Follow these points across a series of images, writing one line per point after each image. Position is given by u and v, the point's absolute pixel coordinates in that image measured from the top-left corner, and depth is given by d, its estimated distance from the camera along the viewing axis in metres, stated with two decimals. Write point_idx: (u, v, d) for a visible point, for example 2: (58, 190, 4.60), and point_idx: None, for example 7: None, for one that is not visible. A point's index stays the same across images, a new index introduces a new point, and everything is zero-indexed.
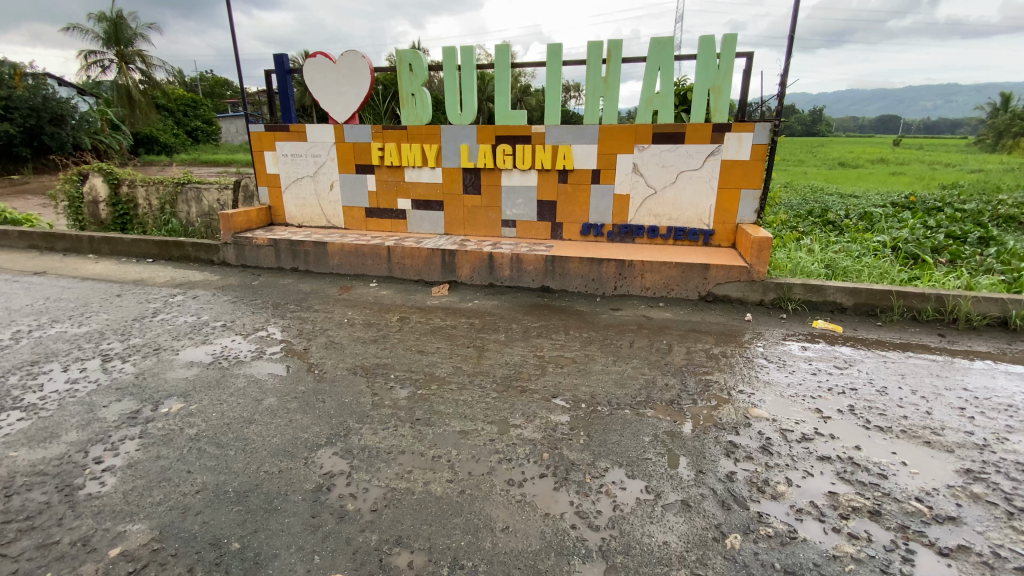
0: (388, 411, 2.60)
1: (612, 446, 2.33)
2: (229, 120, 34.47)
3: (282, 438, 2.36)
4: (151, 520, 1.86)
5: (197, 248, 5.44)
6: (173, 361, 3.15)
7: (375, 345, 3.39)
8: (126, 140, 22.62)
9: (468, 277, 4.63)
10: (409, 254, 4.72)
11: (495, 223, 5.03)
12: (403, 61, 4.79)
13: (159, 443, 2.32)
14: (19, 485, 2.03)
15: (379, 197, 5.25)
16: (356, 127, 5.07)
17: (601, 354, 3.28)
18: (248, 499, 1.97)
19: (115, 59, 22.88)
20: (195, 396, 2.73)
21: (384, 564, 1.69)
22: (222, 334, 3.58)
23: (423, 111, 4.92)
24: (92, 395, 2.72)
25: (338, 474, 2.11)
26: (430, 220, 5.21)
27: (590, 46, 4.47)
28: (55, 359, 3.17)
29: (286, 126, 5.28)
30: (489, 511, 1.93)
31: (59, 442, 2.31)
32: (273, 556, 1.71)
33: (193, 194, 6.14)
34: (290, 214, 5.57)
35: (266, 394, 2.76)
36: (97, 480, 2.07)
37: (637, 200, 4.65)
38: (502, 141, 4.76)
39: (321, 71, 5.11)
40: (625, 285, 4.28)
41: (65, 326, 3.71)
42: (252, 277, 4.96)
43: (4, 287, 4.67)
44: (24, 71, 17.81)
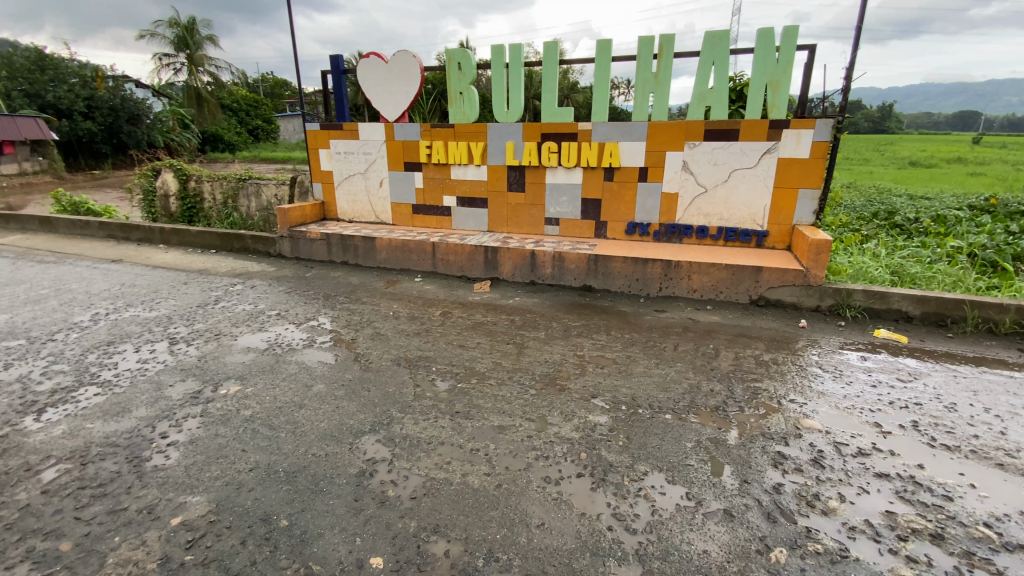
0: (429, 402, 2.65)
1: (652, 450, 2.28)
2: (287, 121, 36.17)
3: (330, 423, 2.46)
4: (208, 493, 1.99)
5: (256, 241, 5.74)
6: (232, 346, 3.34)
7: (419, 338, 3.47)
8: (194, 138, 24.22)
9: (510, 274, 4.66)
10: (453, 251, 4.79)
11: (538, 222, 5.02)
12: (452, 60, 4.87)
13: (217, 422, 2.47)
14: (94, 455, 2.21)
15: (425, 194, 5.36)
16: (405, 125, 5.19)
17: (644, 357, 3.21)
18: (296, 480, 2.06)
19: (186, 63, 24.69)
20: (252, 379, 2.89)
21: (421, 551, 1.73)
22: (276, 323, 3.77)
23: (470, 109, 4.98)
24: (160, 375, 2.93)
25: (380, 461, 2.18)
26: (474, 218, 5.26)
27: (641, 41, 4.38)
28: (128, 340, 3.43)
29: (339, 124, 5.47)
30: (526, 507, 1.94)
31: (129, 417, 2.50)
32: (318, 535, 1.79)
33: (254, 189, 6.47)
34: (342, 210, 5.78)
35: (316, 379, 2.90)
36: (163, 453, 2.22)
37: (686, 198, 4.52)
38: (547, 138, 4.74)
39: (373, 70, 5.26)
40: (670, 286, 4.18)
41: (138, 310, 4.01)
42: (305, 270, 5.18)
43: (86, 272, 5.09)
44: (105, 74, 19.76)
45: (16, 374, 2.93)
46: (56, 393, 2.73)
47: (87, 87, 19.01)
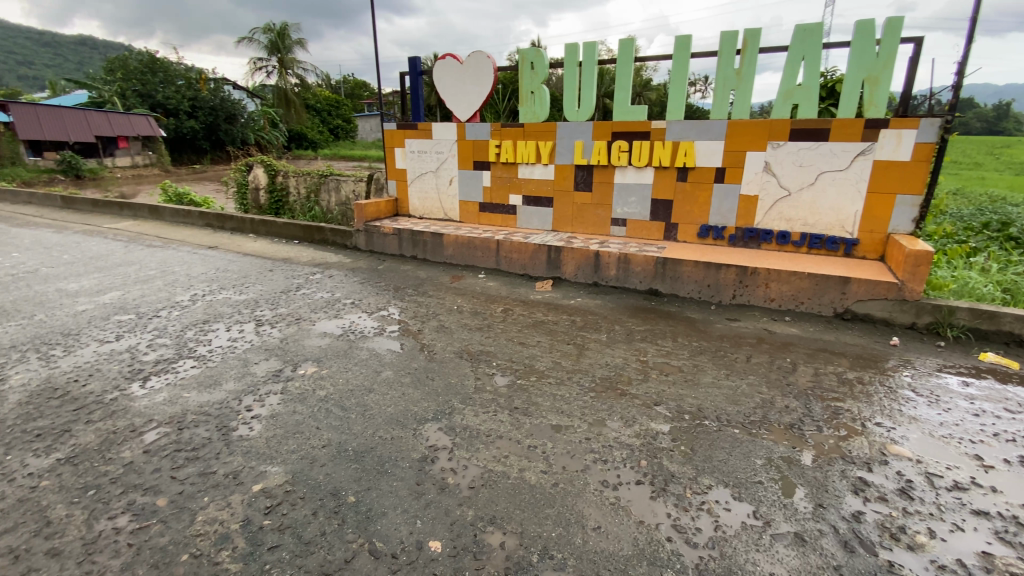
0: (489, 396, 2.70)
1: (718, 464, 2.19)
2: (365, 120, 38.01)
3: (396, 408, 2.57)
4: (285, 465, 2.14)
5: (334, 233, 6.09)
6: (310, 330, 3.58)
7: (481, 333, 3.54)
8: (282, 136, 26.06)
9: (573, 274, 4.62)
10: (516, 248, 4.83)
11: (605, 222, 4.95)
12: (525, 60, 4.92)
13: (295, 400, 2.65)
14: (190, 421, 2.44)
15: (492, 192, 5.44)
16: (477, 125, 5.30)
17: (712, 366, 3.08)
18: (364, 459, 2.18)
19: (277, 66, 26.61)
20: (327, 362, 3.08)
21: (478, 540, 1.77)
22: (350, 311, 3.98)
23: (541, 108, 4.99)
24: (247, 353, 3.19)
25: (442, 449, 2.25)
26: (539, 217, 5.27)
27: (724, 36, 4.19)
28: (221, 319, 3.76)
29: (414, 124, 5.68)
30: (583, 509, 1.92)
31: (221, 389, 2.74)
32: (382, 514, 1.87)
33: (334, 184, 6.86)
34: (413, 207, 6.00)
35: (384, 366, 3.03)
36: (247, 425, 2.42)
37: (765, 202, 4.28)
38: (619, 136, 4.66)
39: (448, 71, 5.42)
40: (744, 294, 3.98)
41: (230, 293, 4.38)
42: (377, 262, 5.43)
43: (188, 257, 5.63)
44: (208, 77, 21.76)
45: (129, 344, 3.30)
46: (160, 364, 3.04)
47: (193, 89, 21.03)
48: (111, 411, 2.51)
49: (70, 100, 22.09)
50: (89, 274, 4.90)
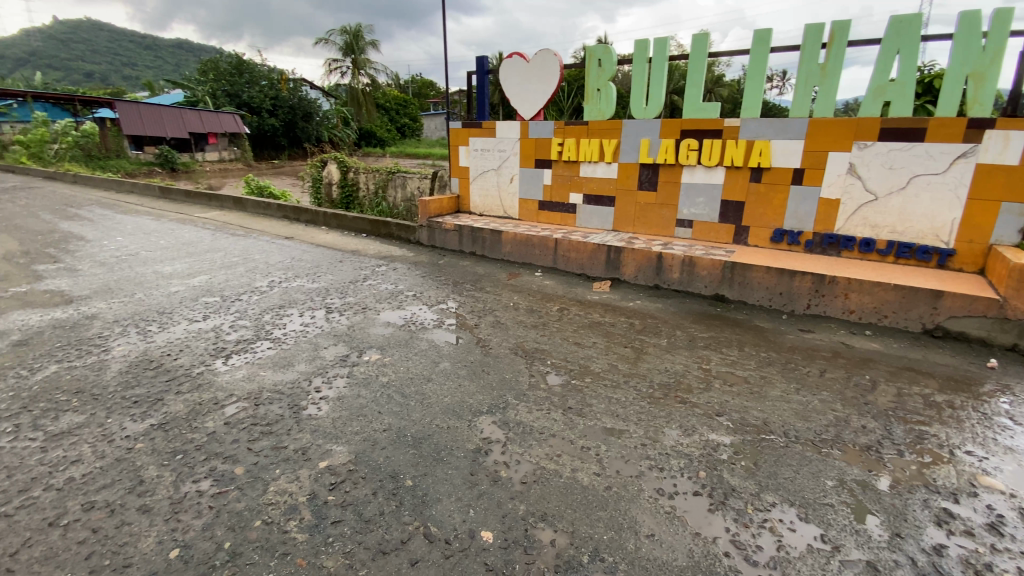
0: (544, 394, 2.71)
1: (783, 481, 2.07)
2: (430, 119, 39.06)
3: (453, 399, 2.64)
4: (349, 446, 2.25)
5: (399, 228, 6.31)
6: (375, 319, 3.74)
7: (537, 331, 3.55)
8: (353, 133, 27.31)
9: (633, 276, 4.53)
10: (575, 248, 4.79)
11: (669, 223, 4.81)
12: (593, 57, 4.88)
13: (360, 384, 2.79)
14: (265, 398, 2.63)
15: (553, 190, 5.42)
16: (540, 123, 5.30)
17: (780, 379, 2.92)
18: (421, 446, 2.25)
19: (351, 67, 27.88)
20: (389, 350, 3.21)
21: (529, 535, 1.78)
22: (412, 302, 4.12)
23: (607, 106, 4.92)
24: (317, 338, 3.39)
25: (495, 442, 2.28)
26: (600, 216, 5.20)
27: (808, 29, 3.95)
28: (295, 305, 4.01)
29: (479, 123, 5.76)
30: (636, 515, 1.89)
31: (293, 370, 2.93)
32: (437, 500, 1.93)
33: (400, 181, 7.11)
34: (474, 204, 6.10)
35: (442, 357, 3.12)
36: (316, 405, 2.57)
37: (848, 206, 4.00)
38: (688, 135, 4.51)
39: (514, 69, 5.46)
40: (819, 304, 3.74)
41: (303, 281, 4.67)
42: (438, 257, 5.58)
43: (267, 246, 6.05)
44: (289, 78, 23.24)
45: (214, 324, 3.59)
46: (241, 343, 3.29)
47: (275, 89, 22.50)
48: (198, 384, 2.75)
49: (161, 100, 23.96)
50: (182, 259, 5.37)
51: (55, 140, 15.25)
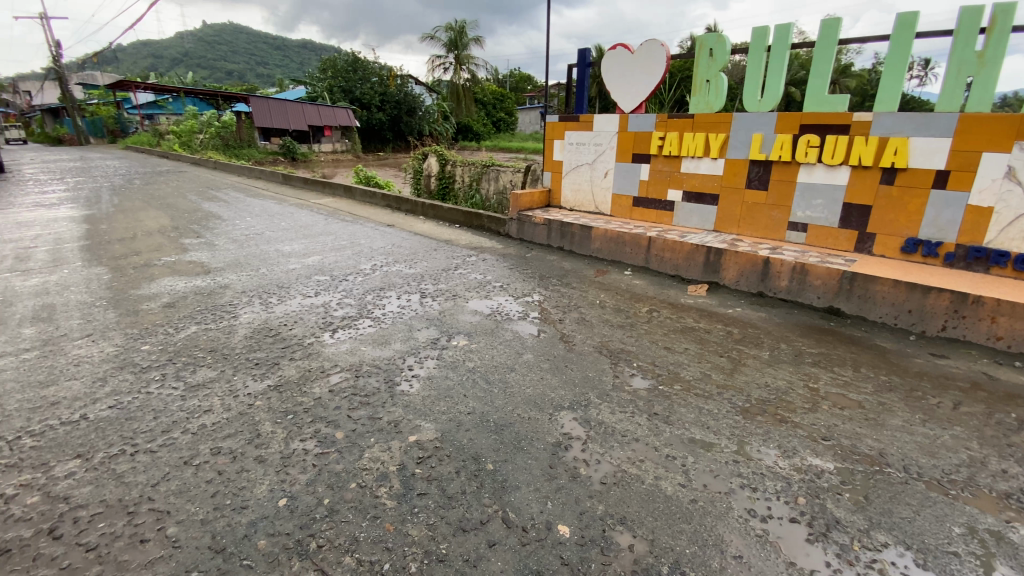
0: (628, 396, 2.64)
1: (899, 521, 1.84)
2: (526, 113, 39.44)
3: (535, 391, 2.66)
4: (436, 424, 2.36)
5: (491, 220, 6.46)
6: (464, 307, 3.87)
7: (624, 331, 3.47)
8: (451, 127, 28.36)
9: (733, 280, 4.26)
10: (670, 247, 4.60)
11: (779, 226, 4.45)
12: (704, 46, 4.64)
13: (448, 367, 2.90)
14: (364, 371, 2.83)
15: (650, 186, 5.24)
16: (641, 116, 5.13)
17: (902, 407, 2.59)
18: (502, 433, 2.30)
19: (454, 62, 28.90)
20: (477, 337, 3.31)
21: (606, 536, 1.75)
22: (500, 293, 4.21)
23: (716, 98, 4.62)
24: (411, 320, 3.58)
25: (576, 438, 2.27)
26: (700, 216, 4.94)
27: (965, 11, 3.44)
28: (392, 288, 4.27)
29: (576, 116, 5.70)
30: (722, 533, 1.78)
31: (389, 348, 3.13)
32: (516, 487, 1.96)
33: (494, 174, 7.26)
34: (566, 198, 6.08)
35: (526, 349, 3.15)
36: (408, 382, 2.72)
37: (1004, 216, 3.44)
38: (807, 130, 4.12)
39: (617, 61, 5.33)
40: (957, 326, 3.27)
41: (401, 266, 4.95)
42: (526, 250, 5.63)
43: (370, 232, 6.49)
44: (397, 74, 24.65)
45: (322, 300, 3.93)
46: (345, 319, 3.57)
47: (384, 85, 23.98)
48: (308, 353, 3.02)
49: (286, 96, 26.50)
50: (298, 240, 5.93)
51: (202, 131, 17.50)
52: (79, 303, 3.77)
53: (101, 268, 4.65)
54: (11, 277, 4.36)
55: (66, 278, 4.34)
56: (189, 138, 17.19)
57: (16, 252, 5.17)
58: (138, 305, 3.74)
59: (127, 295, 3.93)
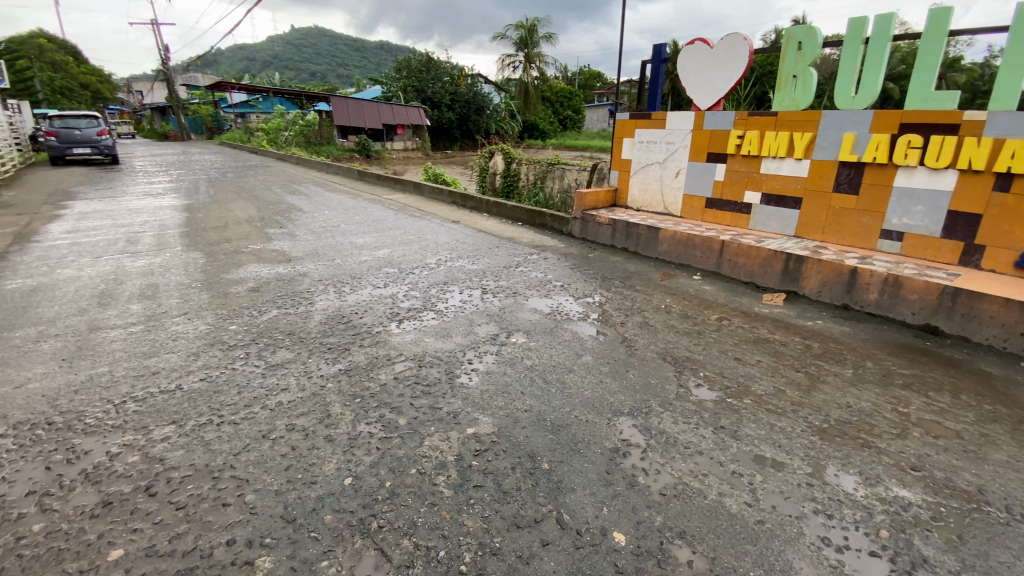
0: (692, 407, 2.53)
1: (1002, 568, 1.64)
2: (594, 111, 38.96)
3: (594, 394, 2.62)
4: (493, 419, 2.38)
5: (554, 219, 6.44)
6: (525, 304, 3.88)
7: (690, 338, 3.33)
8: (518, 126, 28.53)
9: (814, 290, 3.98)
10: (745, 253, 4.37)
11: (869, 234, 4.10)
12: (793, 40, 4.38)
13: (506, 363, 2.92)
14: (426, 362, 2.92)
15: (725, 188, 5.00)
16: (719, 113, 4.90)
17: (1011, 441, 2.31)
18: (559, 433, 2.28)
19: (524, 61, 29.05)
20: (536, 336, 3.31)
21: (663, 548, 1.70)
22: (561, 292, 4.18)
23: (802, 94, 4.34)
24: (473, 315, 3.64)
25: (635, 446, 2.21)
26: (779, 220, 4.66)
27: None
28: (455, 283, 4.36)
29: (648, 113, 5.54)
30: (791, 559, 1.67)
31: (451, 341, 3.20)
32: (571, 490, 1.94)
33: (559, 173, 7.22)
34: (633, 198, 5.93)
35: (586, 351, 3.11)
36: (468, 376, 2.77)
37: None
38: (908, 130, 3.77)
39: (696, 56, 5.14)
40: None
41: (464, 262, 5.05)
42: (589, 250, 5.56)
43: (435, 228, 6.67)
44: (468, 74, 25.16)
45: (390, 292, 4.08)
46: (410, 311, 3.69)
47: (454, 84, 24.54)
48: (375, 341, 3.16)
49: (363, 95, 27.78)
50: (369, 233, 6.21)
51: (287, 128, 18.74)
52: (178, 284, 4.15)
53: (197, 253, 5.10)
54: (124, 258, 4.88)
55: (168, 261, 4.80)
56: (275, 135, 18.47)
57: (128, 236, 5.79)
58: (228, 288, 4.07)
59: (218, 279, 4.28)
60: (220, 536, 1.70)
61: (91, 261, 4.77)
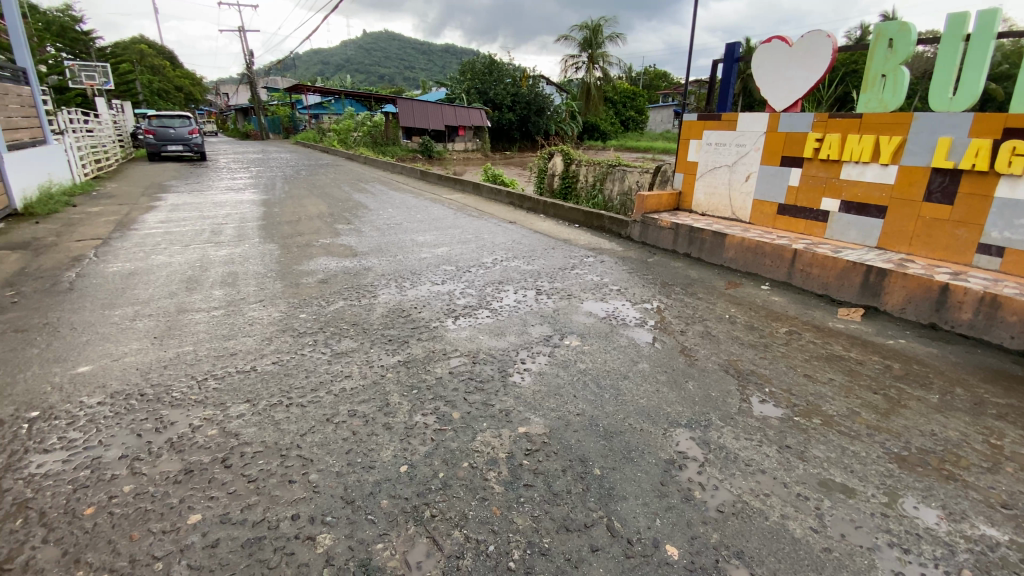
0: (755, 423, 2.41)
1: None
2: (657, 113, 38.01)
3: (649, 402, 2.56)
4: (545, 420, 2.38)
5: (613, 222, 6.34)
6: (580, 307, 3.85)
7: (754, 351, 3.18)
8: (578, 127, 28.32)
9: (896, 307, 3.69)
10: (819, 263, 4.12)
11: (964, 247, 3.75)
12: (883, 36, 4.08)
13: (560, 365, 2.91)
14: (481, 359, 2.96)
15: (799, 194, 4.74)
16: (795, 115, 4.64)
17: None
18: (612, 440, 2.25)
19: (586, 61, 28.82)
20: (590, 339, 3.27)
21: (719, 567, 1.63)
22: (617, 297, 4.12)
23: (891, 95, 4.03)
24: (527, 315, 3.66)
25: (692, 459, 2.14)
26: (859, 229, 4.35)
27: None
28: (511, 283, 4.40)
29: (718, 115, 5.33)
30: None
31: (505, 340, 3.23)
32: (623, 498, 1.91)
33: (620, 175, 7.10)
34: (698, 202, 5.74)
35: (642, 358, 3.04)
36: (521, 375, 2.79)
37: None
38: (1015, 134, 3.41)
39: (772, 55, 4.90)
40: None
41: (520, 262, 5.08)
42: (648, 255, 5.43)
43: (493, 228, 6.75)
44: (530, 75, 25.28)
45: (447, 288, 4.18)
46: (466, 308, 3.76)
47: (516, 85, 24.74)
48: (432, 335, 3.25)
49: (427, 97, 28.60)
50: (429, 231, 6.38)
51: (356, 129, 19.61)
52: (255, 273, 4.45)
53: (272, 245, 5.44)
54: (208, 248, 5.29)
55: (247, 251, 5.16)
56: (345, 136, 19.37)
57: (213, 227, 6.27)
58: (299, 279, 4.31)
59: (291, 270, 4.55)
60: (286, 511, 1.80)
61: (181, 249, 5.20)
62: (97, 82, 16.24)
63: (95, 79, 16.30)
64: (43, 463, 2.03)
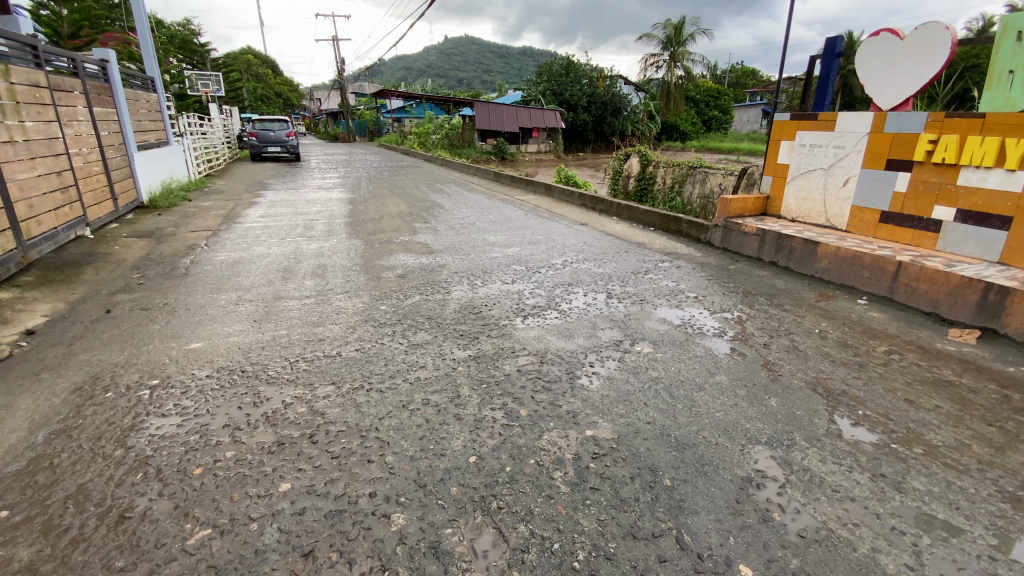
0: (845, 447, 2.23)
1: None
2: (743, 112, 36.04)
3: (726, 416, 2.44)
4: (614, 425, 2.35)
5: (691, 226, 6.11)
6: (653, 313, 3.75)
7: (846, 369, 2.94)
8: (656, 127, 27.54)
9: (1020, 330, 3.26)
10: (927, 278, 3.73)
11: None
12: (1012, 28, 3.63)
13: (630, 371, 2.86)
14: (549, 359, 2.98)
15: (905, 201, 4.31)
16: (905, 115, 4.23)
17: None
18: (684, 451, 2.17)
19: (667, 60, 27.98)
20: (663, 347, 3.18)
21: None
22: (693, 304, 3.96)
23: (1020, 94, 3.59)
24: (597, 318, 3.62)
25: (772, 478, 2.02)
26: (978, 242, 3.88)
27: None
28: (581, 285, 4.38)
29: (815, 114, 4.97)
30: None
31: (574, 342, 3.22)
32: (695, 511, 1.84)
33: (700, 177, 6.81)
34: (788, 207, 5.39)
35: (719, 369, 2.91)
36: (590, 378, 2.77)
37: None
38: None
39: (880, 50, 4.50)
40: None
41: (591, 264, 5.04)
42: (730, 262, 5.18)
43: (565, 229, 6.74)
44: (607, 75, 24.97)
45: (518, 288, 4.24)
46: (535, 308, 3.80)
47: (592, 86, 24.55)
48: (502, 333, 3.32)
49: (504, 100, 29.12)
50: (501, 231, 6.51)
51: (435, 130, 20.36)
52: (341, 266, 4.77)
53: (356, 240, 5.81)
54: (301, 241, 5.73)
55: (334, 245, 5.54)
56: (424, 138, 20.16)
57: (305, 222, 6.80)
58: (380, 273, 4.56)
59: (373, 264, 4.83)
60: (364, 488, 1.92)
61: (277, 242, 5.68)
62: (212, 90, 18.12)
63: (210, 86, 18.15)
64: (161, 426, 2.31)
